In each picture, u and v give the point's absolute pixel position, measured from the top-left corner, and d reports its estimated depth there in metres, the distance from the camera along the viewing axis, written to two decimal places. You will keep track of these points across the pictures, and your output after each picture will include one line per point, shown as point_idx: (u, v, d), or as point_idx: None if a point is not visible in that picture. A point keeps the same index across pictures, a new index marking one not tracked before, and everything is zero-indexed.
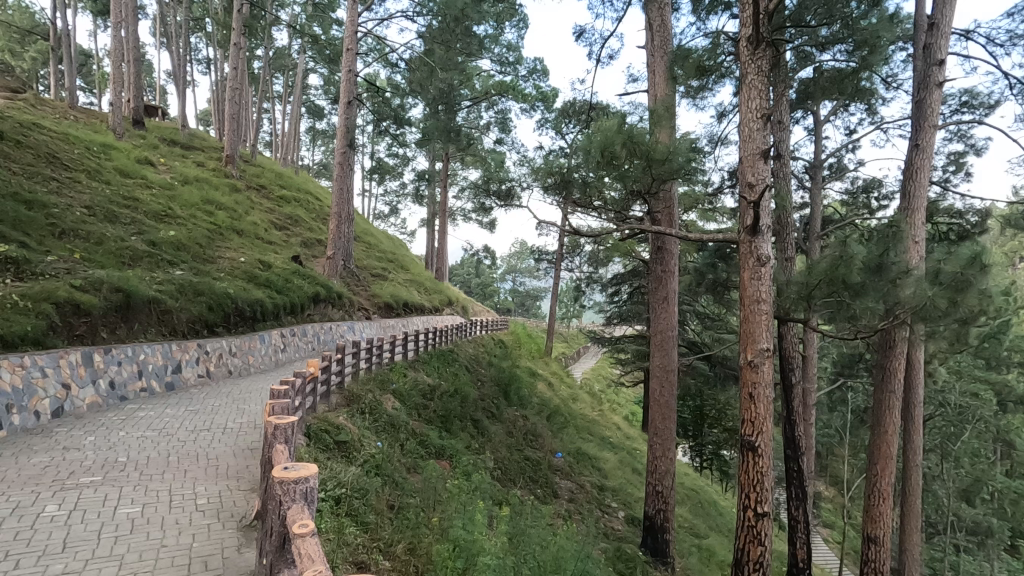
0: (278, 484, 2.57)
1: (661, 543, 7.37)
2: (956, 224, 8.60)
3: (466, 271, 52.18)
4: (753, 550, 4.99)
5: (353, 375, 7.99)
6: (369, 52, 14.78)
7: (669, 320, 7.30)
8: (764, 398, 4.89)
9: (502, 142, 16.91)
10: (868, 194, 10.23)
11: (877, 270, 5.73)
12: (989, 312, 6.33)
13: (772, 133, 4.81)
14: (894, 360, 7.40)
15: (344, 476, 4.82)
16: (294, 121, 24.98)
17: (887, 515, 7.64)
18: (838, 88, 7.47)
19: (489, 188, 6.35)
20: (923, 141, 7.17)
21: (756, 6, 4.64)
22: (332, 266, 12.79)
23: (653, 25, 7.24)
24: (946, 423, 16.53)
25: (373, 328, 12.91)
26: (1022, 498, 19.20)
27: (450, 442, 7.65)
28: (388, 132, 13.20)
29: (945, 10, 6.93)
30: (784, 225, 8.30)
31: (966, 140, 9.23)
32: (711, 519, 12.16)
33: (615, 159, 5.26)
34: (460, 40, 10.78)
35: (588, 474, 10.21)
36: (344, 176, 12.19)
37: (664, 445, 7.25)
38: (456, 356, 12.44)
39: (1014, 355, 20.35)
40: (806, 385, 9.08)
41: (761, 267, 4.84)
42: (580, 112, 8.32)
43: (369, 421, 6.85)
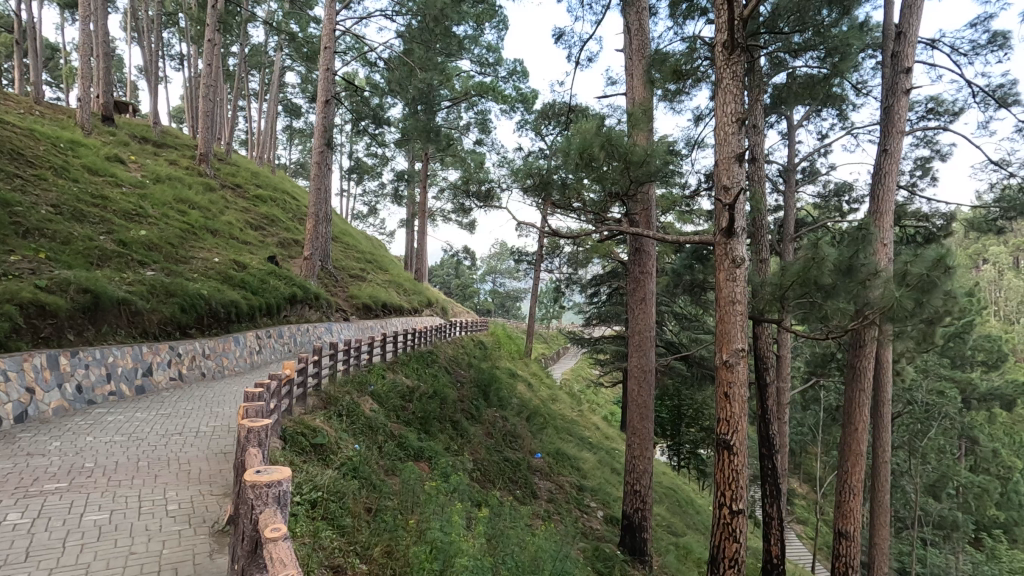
0: (249, 487, 2.51)
1: (639, 541, 7.44)
2: (923, 227, 8.86)
3: (446, 271, 52.14)
4: (729, 547, 5.06)
5: (330, 376, 7.91)
6: (347, 51, 14.63)
7: (647, 320, 7.37)
8: (739, 397, 4.97)
9: (482, 143, 16.87)
10: (839, 197, 10.51)
11: (848, 272, 5.89)
12: (953, 312, 6.54)
13: (747, 137, 4.89)
14: (864, 360, 7.58)
15: (320, 479, 4.76)
16: (270, 120, 24.62)
17: (858, 511, 7.83)
18: (810, 94, 7.66)
19: (469, 188, 6.34)
20: (891, 146, 7.38)
21: (732, 13, 4.72)
22: (308, 267, 12.61)
23: (631, 29, 7.33)
24: (913, 420, 17.02)
25: (351, 330, 12.78)
26: (986, 492, 19.84)
27: (429, 444, 7.62)
28: (367, 132, 13.06)
29: (913, 19, 7.13)
30: (759, 228, 8.47)
31: (931, 146, 9.56)
32: (689, 517, 12.33)
33: (594, 160, 5.30)
34: (440, 40, 10.69)
35: (568, 474, 10.26)
36: (321, 175, 12.04)
37: (642, 445, 7.32)
38: (435, 357, 12.39)
39: (977, 354, 21.02)
40: (781, 384, 9.25)
41: (736, 268, 4.92)
42: (559, 114, 8.36)
43: (346, 423, 6.79)
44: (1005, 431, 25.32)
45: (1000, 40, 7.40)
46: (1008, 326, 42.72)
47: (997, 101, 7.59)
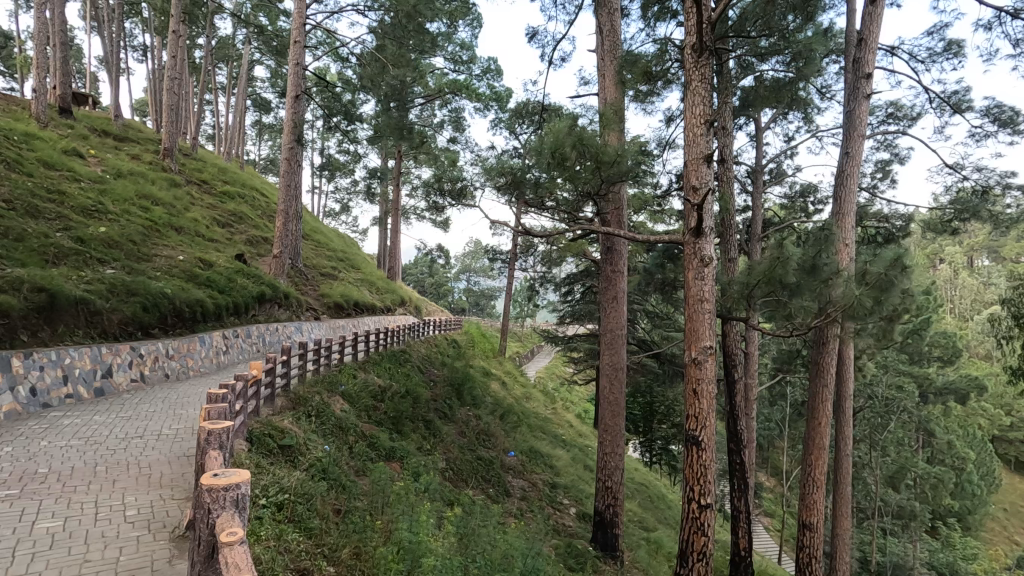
0: (206, 491, 2.47)
1: (610, 538, 7.51)
2: (884, 228, 9.17)
3: (420, 270, 51.84)
4: (697, 541, 5.15)
5: (300, 377, 7.78)
6: (318, 45, 14.38)
7: (618, 319, 7.45)
8: (707, 394, 5.06)
9: (455, 141, 16.79)
10: (805, 198, 10.81)
11: (811, 271, 6.07)
12: (911, 309, 6.79)
13: (715, 139, 4.98)
14: (826, 356, 7.82)
15: (287, 481, 4.68)
16: (237, 115, 24.06)
17: (821, 503, 8.08)
18: (776, 97, 7.85)
19: (442, 187, 6.30)
20: (852, 149, 7.62)
21: (700, 17, 4.82)
22: (278, 265, 12.34)
23: (603, 29, 7.40)
24: (874, 414, 17.68)
25: (322, 329, 12.56)
26: (941, 483, 20.67)
27: (401, 444, 7.56)
28: (339, 129, 12.82)
29: (873, 26, 7.37)
30: (728, 228, 8.63)
31: (891, 149, 9.92)
32: (660, 512, 12.53)
33: (565, 159, 5.33)
34: (413, 36, 10.59)
35: (541, 472, 10.31)
36: (292, 172, 11.82)
37: (613, 442, 7.41)
38: (408, 357, 12.32)
39: (934, 349, 21.92)
40: (748, 380, 9.45)
41: (704, 267, 5.02)
42: (532, 113, 8.39)
43: (315, 424, 6.67)
44: (960, 424, 26.43)
45: (954, 48, 7.71)
46: (961, 322, 44.70)
47: (951, 107, 7.91)
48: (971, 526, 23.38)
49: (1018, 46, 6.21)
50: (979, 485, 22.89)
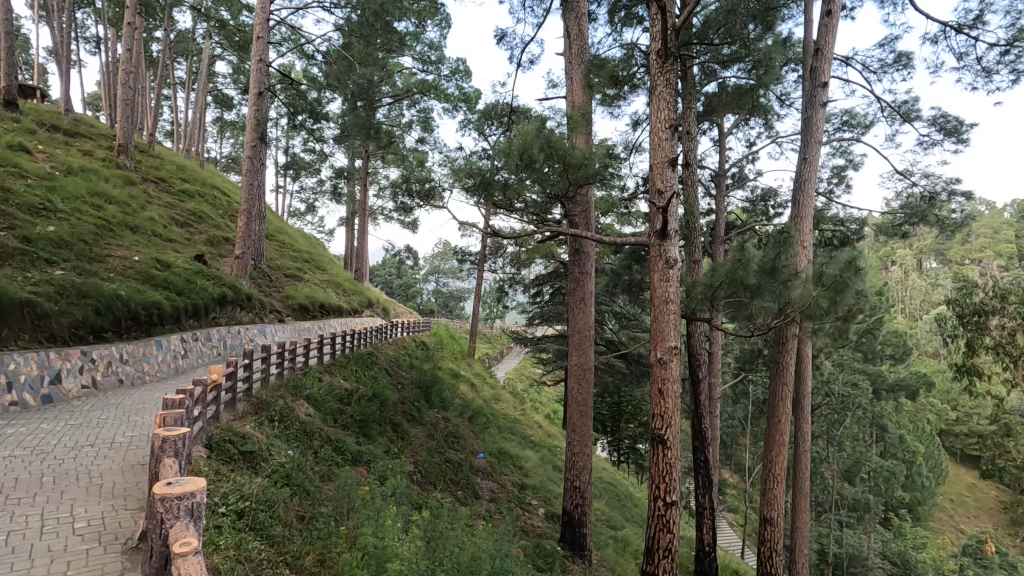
0: (159, 500, 2.40)
1: (579, 537, 7.56)
2: (839, 231, 9.52)
3: (388, 271, 51.25)
4: (663, 537, 5.23)
5: (263, 381, 7.59)
6: (282, 42, 14.06)
7: (586, 320, 7.53)
8: (672, 394, 5.15)
9: (424, 142, 16.66)
10: (766, 202, 11.13)
11: (771, 273, 6.26)
12: (865, 310, 7.07)
13: (679, 143, 5.09)
14: (786, 355, 8.08)
15: (249, 488, 4.55)
16: (197, 111, 23.30)
17: (781, 498, 8.33)
18: (738, 104, 8.07)
19: (410, 187, 6.24)
20: (810, 155, 7.89)
21: (664, 24, 4.92)
22: (240, 266, 12.00)
23: (571, 33, 7.47)
24: (830, 410, 18.34)
25: (286, 331, 12.26)
26: (893, 475, 21.59)
27: (368, 448, 7.45)
28: (304, 127, 12.55)
29: (829, 37, 7.65)
30: (693, 230, 8.81)
31: (846, 156, 10.31)
32: (627, 510, 12.69)
33: (534, 162, 5.37)
34: (380, 35, 10.46)
35: (510, 473, 10.32)
36: (254, 170, 11.52)
37: (582, 442, 7.47)
38: (375, 359, 12.16)
39: (886, 347, 22.89)
40: (712, 380, 9.67)
41: (669, 269, 5.11)
42: (501, 115, 8.40)
43: (279, 429, 6.51)
44: (911, 418, 27.65)
45: (904, 60, 8.07)
46: (911, 321, 46.79)
47: (902, 116, 8.28)
48: (921, 517, 24.48)
49: (962, 59, 6.56)
50: (928, 477, 23.99)
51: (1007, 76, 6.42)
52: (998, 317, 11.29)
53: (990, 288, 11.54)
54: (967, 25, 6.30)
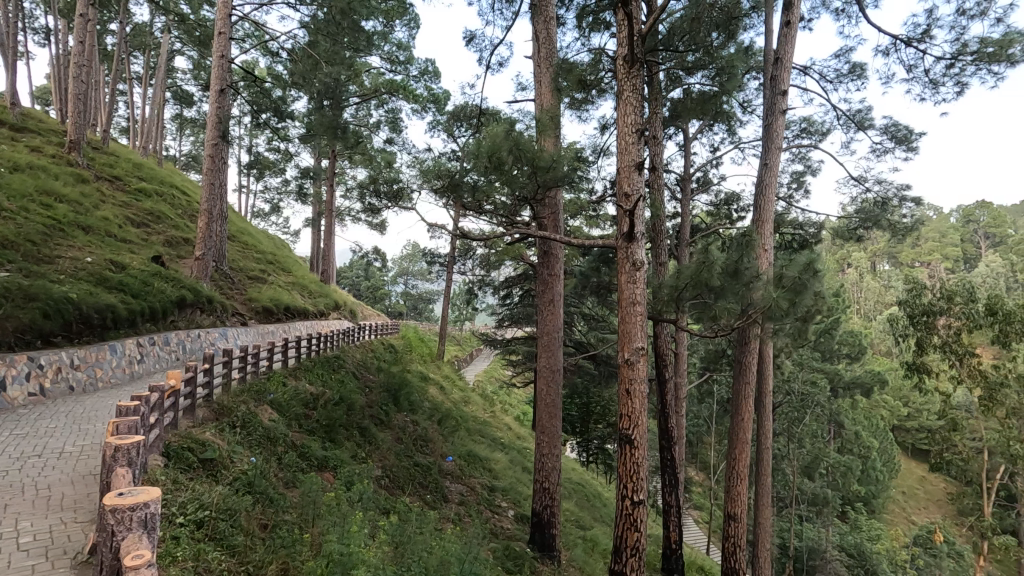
0: (109, 512, 2.31)
1: (548, 538, 7.57)
2: (798, 234, 9.84)
3: (356, 273, 50.50)
4: (630, 536, 5.28)
5: (224, 386, 7.38)
6: (245, 38, 13.71)
7: (555, 321, 7.58)
8: (639, 394, 5.23)
9: (392, 142, 16.48)
10: (729, 206, 11.42)
11: (734, 275, 6.42)
12: (822, 310, 7.32)
13: (645, 147, 5.17)
14: (748, 354, 8.30)
15: (208, 496, 4.41)
16: (155, 108, 22.51)
17: (744, 494, 8.54)
18: (702, 110, 8.27)
19: (378, 188, 6.17)
20: (770, 160, 8.14)
21: (631, 30, 4.99)
22: (200, 268, 11.63)
23: (539, 37, 7.52)
24: (791, 408, 18.93)
25: (249, 335, 11.93)
26: (849, 470, 22.43)
27: (334, 453, 7.31)
28: (268, 126, 12.26)
29: (788, 47, 7.91)
30: (659, 233, 8.97)
31: (805, 162, 10.67)
32: (596, 510, 12.80)
33: (502, 164, 5.38)
34: (347, 34, 10.32)
35: (479, 475, 10.29)
36: (216, 169, 11.20)
37: (550, 443, 7.51)
38: (342, 362, 11.96)
39: (843, 347, 23.80)
40: (678, 379, 9.84)
41: (636, 271, 5.18)
42: (470, 116, 8.39)
43: (240, 435, 6.33)
44: (866, 414, 28.78)
45: (858, 71, 8.41)
46: (866, 321, 48.67)
47: (856, 124, 8.63)
48: (875, 509, 25.48)
49: (911, 71, 6.87)
50: (882, 471, 25.01)
51: (953, 88, 6.76)
52: (945, 317, 11.93)
53: (937, 289, 12.19)
54: (916, 39, 6.62)
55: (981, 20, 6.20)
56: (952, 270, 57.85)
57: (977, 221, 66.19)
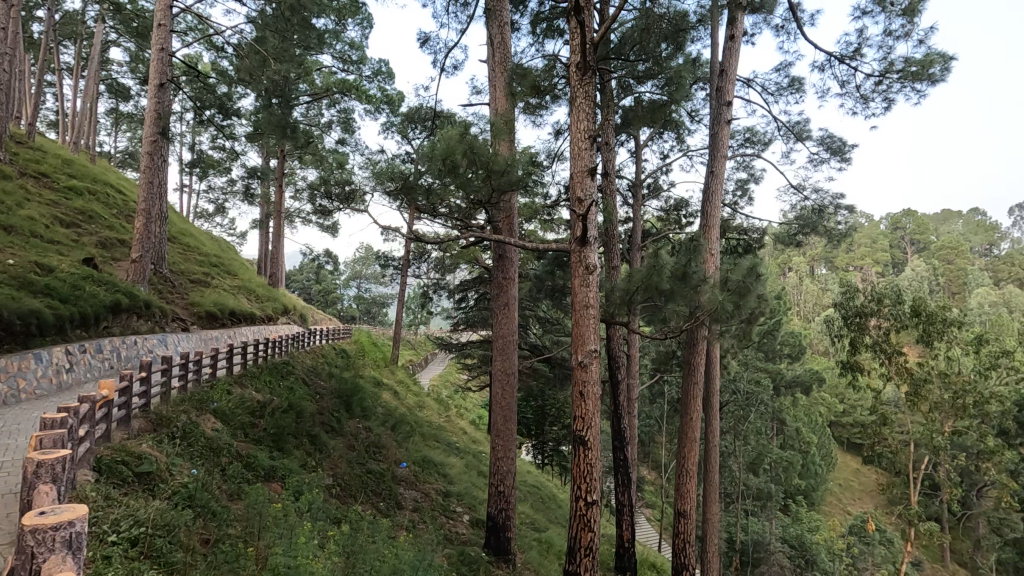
0: (28, 534, 2.16)
1: (503, 541, 7.57)
2: (743, 239, 10.26)
3: (306, 276, 49.08)
4: (584, 536, 5.33)
5: (163, 395, 7.02)
6: (188, 31, 13.14)
7: (509, 325, 7.60)
8: (592, 396, 5.31)
9: (345, 143, 16.14)
10: (678, 212, 11.77)
11: (683, 278, 6.61)
12: (765, 312, 7.64)
13: (598, 153, 5.27)
14: (696, 356, 8.58)
15: (144, 512, 4.17)
16: (87, 101, 21.24)
17: (693, 491, 8.80)
18: (652, 118, 8.51)
19: (329, 189, 6.02)
20: (716, 168, 8.44)
21: (583, 37, 5.09)
22: (138, 271, 11.00)
23: (494, 41, 7.54)
24: (736, 406, 19.70)
25: (191, 341, 11.36)
26: (790, 465, 23.48)
27: (282, 462, 7.07)
28: (212, 123, 11.77)
29: (732, 59, 8.25)
30: (611, 237, 9.16)
31: (748, 170, 11.14)
32: (551, 512, 12.89)
33: (456, 167, 5.36)
34: (297, 31, 10.07)
35: (434, 481, 10.18)
36: (154, 167, 10.65)
37: (505, 446, 7.50)
38: (291, 369, 11.58)
39: (784, 347, 24.95)
40: (630, 381, 10.04)
41: (589, 275, 5.26)
42: (424, 119, 8.33)
43: (180, 447, 6.02)
44: (806, 411, 30.24)
45: (797, 85, 8.87)
46: (805, 323, 51.18)
47: (795, 135, 9.09)
48: (815, 501, 26.77)
49: (844, 86, 7.30)
50: (820, 465, 26.29)
51: (881, 103, 7.23)
52: (876, 318, 12.69)
53: (868, 292, 12.97)
54: (848, 56, 7.04)
55: (906, 41, 6.66)
56: (882, 274, 61.63)
57: (904, 229, 70.82)
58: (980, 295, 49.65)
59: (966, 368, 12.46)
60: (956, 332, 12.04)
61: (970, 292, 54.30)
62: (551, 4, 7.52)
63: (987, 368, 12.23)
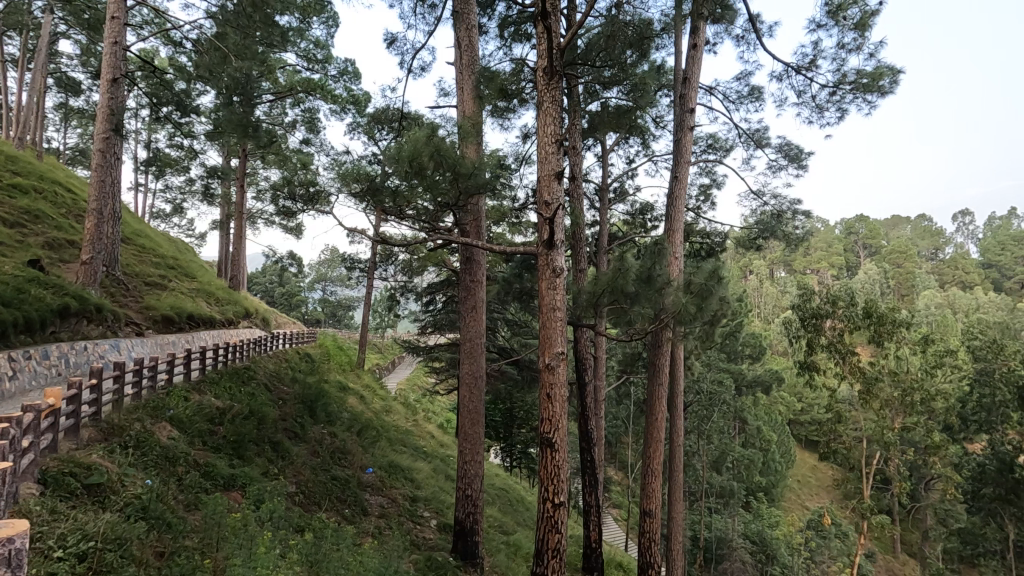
0: None
1: (471, 545, 7.53)
2: (706, 243, 10.52)
3: (269, 279, 47.89)
4: (551, 538, 5.34)
5: (115, 404, 6.72)
6: (143, 24, 12.67)
7: (477, 327, 7.59)
8: (559, 398, 5.34)
9: (309, 143, 15.83)
10: (644, 216, 11.98)
11: (647, 281, 6.73)
12: (727, 313, 7.84)
13: (565, 157, 5.32)
14: (661, 357, 8.75)
15: (93, 526, 4.00)
16: (33, 95, 20.24)
17: (658, 491, 8.94)
18: (618, 123, 8.65)
19: (293, 190, 5.90)
20: (680, 173, 8.63)
21: (550, 42, 5.13)
22: (88, 273, 10.51)
23: (461, 44, 7.53)
24: (700, 406, 20.15)
25: (145, 346, 10.91)
26: (751, 463, 24.15)
27: (242, 470, 6.86)
28: (170, 120, 11.38)
29: (695, 67, 8.45)
30: (578, 241, 9.25)
31: (711, 176, 11.43)
32: (519, 514, 12.90)
33: (423, 169, 5.32)
34: (259, 28, 9.83)
35: (400, 486, 10.06)
36: (106, 165, 10.21)
37: (473, 449, 7.47)
38: (252, 374, 11.27)
39: (746, 348, 25.66)
40: (597, 382, 10.16)
41: (556, 278, 5.31)
42: (391, 120, 8.25)
43: (134, 456, 5.78)
44: (767, 410, 31.15)
45: (756, 94, 9.16)
46: (765, 324, 52.77)
47: (755, 142, 9.38)
48: (775, 498, 27.57)
49: (801, 96, 7.58)
50: (780, 463, 27.12)
51: (835, 113, 7.53)
52: (831, 319, 13.17)
53: (823, 294, 13.46)
54: (804, 67, 7.31)
55: (858, 54, 6.96)
56: (837, 277, 64.11)
57: (857, 233, 73.85)
58: (927, 297, 52.18)
59: (914, 367, 13.05)
60: (905, 333, 12.61)
61: (917, 294, 57.04)
62: (518, 8, 7.57)
63: (933, 366, 12.85)
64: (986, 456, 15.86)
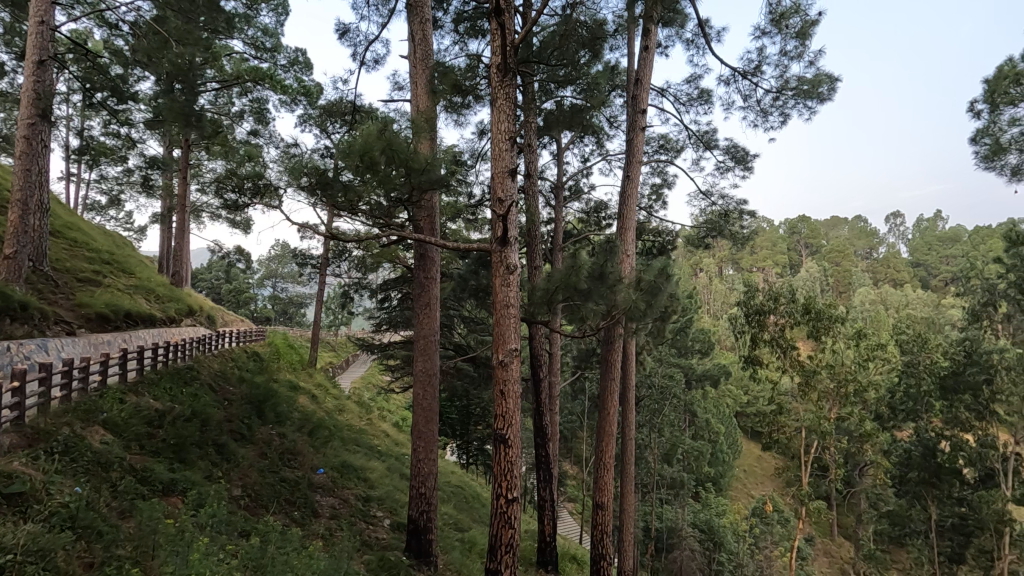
0: None
1: (424, 543, 7.47)
2: (657, 241, 10.78)
3: (215, 275, 45.96)
4: (505, 533, 5.34)
5: (41, 409, 6.30)
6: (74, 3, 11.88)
7: (432, 324, 7.52)
8: (513, 393, 5.36)
9: (257, 134, 15.27)
10: (598, 214, 12.15)
11: (600, 278, 6.80)
12: (676, 309, 8.04)
13: (518, 155, 5.33)
14: (614, 352, 8.88)
15: (14, 536, 3.75)
16: None
17: (611, 483, 9.08)
18: (572, 121, 8.73)
19: (241, 182, 5.66)
20: (632, 172, 8.81)
21: (503, 40, 5.11)
22: (11, 268, 9.72)
23: (415, 37, 7.43)
24: (652, 400, 20.67)
25: (77, 345, 10.25)
26: (700, 454, 24.99)
27: (183, 474, 6.57)
28: (104, 106, 10.71)
29: (646, 69, 8.64)
30: (534, 238, 9.29)
31: (662, 176, 11.70)
32: (474, 511, 12.90)
33: (375, 164, 5.22)
34: (203, 12, 9.37)
35: (353, 486, 9.86)
36: (31, 152, 9.50)
37: (427, 447, 7.41)
38: (195, 373, 10.82)
39: (695, 342, 26.48)
40: (552, 378, 10.25)
41: (509, 274, 5.31)
42: (344, 112, 8.05)
43: (62, 463, 5.44)
44: (715, 402, 32.30)
45: (706, 96, 9.45)
46: (715, 321, 54.59)
47: (704, 143, 9.67)
48: (722, 487, 28.63)
49: (747, 100, 7.87)
50: (727, 453, 28.17)
51: (778, 117, 7.85)
52: (775, 316, 13.75)
53: (767, 291, 14.05)
54: (750, 73, 7.59)
55: (799, 61, 7.29)
56: (781, 275, 67.11)
57: (799, 233, 77.36)
58: (862, 294, 55.33)
59: (849, 359, 13.79)
60: (841, 327, 13.32)
61: (854, 292, 60.31)
62: (473, 4, 7.54)
63: (866, 359, 13.61)
64: (913, 442, 16.99)
